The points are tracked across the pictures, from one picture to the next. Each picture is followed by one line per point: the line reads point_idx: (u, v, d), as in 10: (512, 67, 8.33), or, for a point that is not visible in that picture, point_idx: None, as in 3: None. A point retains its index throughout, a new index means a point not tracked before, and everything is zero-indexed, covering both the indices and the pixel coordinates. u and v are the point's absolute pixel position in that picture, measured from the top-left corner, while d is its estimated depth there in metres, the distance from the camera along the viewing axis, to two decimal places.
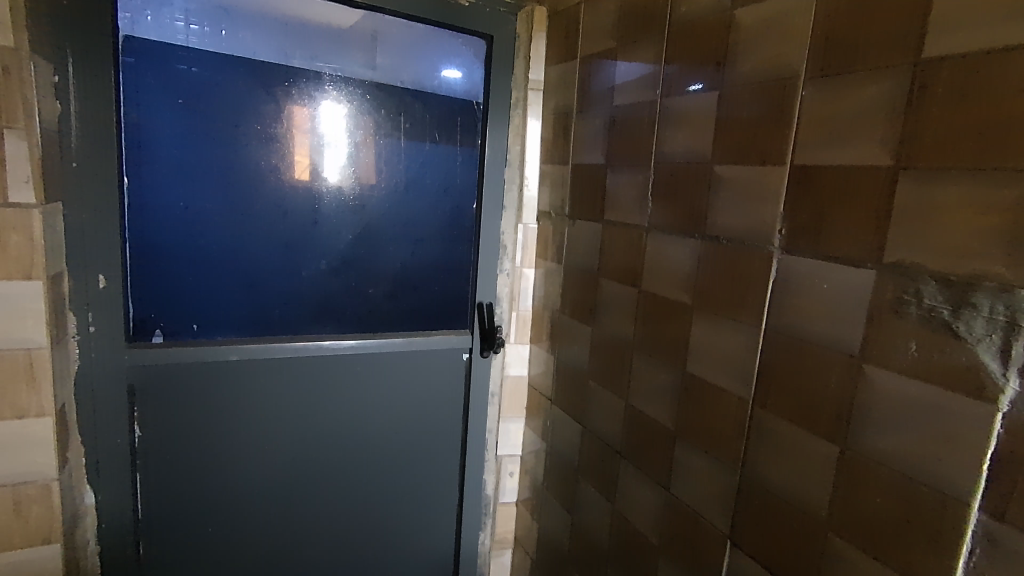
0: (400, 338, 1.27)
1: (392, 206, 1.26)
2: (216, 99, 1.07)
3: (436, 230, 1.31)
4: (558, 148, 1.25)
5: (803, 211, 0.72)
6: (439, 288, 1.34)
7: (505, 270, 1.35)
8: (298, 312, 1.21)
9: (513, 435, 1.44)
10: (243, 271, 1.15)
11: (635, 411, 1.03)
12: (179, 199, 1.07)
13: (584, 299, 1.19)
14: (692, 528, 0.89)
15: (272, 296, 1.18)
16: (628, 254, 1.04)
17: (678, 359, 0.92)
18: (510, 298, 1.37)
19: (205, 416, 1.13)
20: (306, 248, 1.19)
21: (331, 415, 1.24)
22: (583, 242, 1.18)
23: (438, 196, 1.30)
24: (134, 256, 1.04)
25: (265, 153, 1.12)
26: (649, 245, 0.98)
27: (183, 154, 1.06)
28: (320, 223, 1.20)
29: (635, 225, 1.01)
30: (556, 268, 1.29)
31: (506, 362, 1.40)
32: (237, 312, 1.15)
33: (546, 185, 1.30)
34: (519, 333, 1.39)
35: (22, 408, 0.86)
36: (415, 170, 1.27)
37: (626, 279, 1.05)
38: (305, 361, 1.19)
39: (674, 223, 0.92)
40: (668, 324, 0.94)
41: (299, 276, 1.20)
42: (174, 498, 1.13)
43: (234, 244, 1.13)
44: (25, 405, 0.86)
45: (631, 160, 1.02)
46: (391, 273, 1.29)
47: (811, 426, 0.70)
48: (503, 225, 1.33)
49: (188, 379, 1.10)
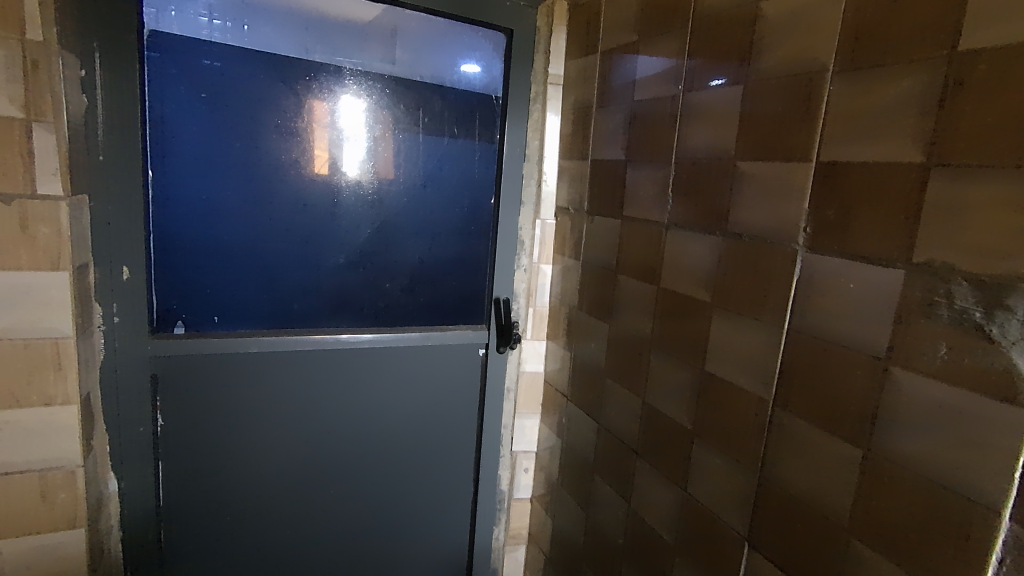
0: (416, 332, 1.28)
1: (410, 200, 1.26)
2: (237, 94, 1.08)
3: (453, 224, 1.31)
4: (578, 143, 1.24)
5: (829, 208, 0.70)
6: (456, 283, 1.34)
7: (522, 265, 1.35)
8: (316, 305, 1.22)
9: (528, 431, 1.44)
10: (263, 264, 1.16)
11: (652, 409, 1.02)
12: (201, 192, 1.08)
13: (602, 295, 1.18)
14: (708, 529, 0.88)
15: (291, 288, 1.19)
16: (647, 251, 1.03)
17: (697, 358, 0.91)
18: (527, 294, 1.37)
19: (225, 408, 1.14)
20: (325, 240, 1.20)
21: (349, 408, 1.25)
22: (602, 239, 1.17)
23: (456, 191, 1.30)
24: (157, 248, 1.06)
25: (285, 146, 1.13)
26: (668, 242, 0.97)
27: (206, 149, 1.07)
28: (339, 216, 1.20)
29: (654, 221, 1.00)
30: (574, 265, 1.28)
31: (522, 358, 1.40)
32: (258, 304, 1.16)
33: (565, 180, 1.29)
34: (536, 329, 1.39)
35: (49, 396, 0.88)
36: (434, 165, 1.27)
37: (645, 277, 1.04)
38: (323, 354, 1.20)
39: (694, 220, 0.91)
40: (687, 322, 0.93)
41: (318, 268, 1.21)
42: (194, 487, 1.15)
43: (255, 237, 1.14)
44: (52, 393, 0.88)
45: (651, 156, 1.01)
46: (409, 267, 1.29)
47: (834, 428, 0.69)
48: (521, 221, 1.33)
49: (209, 370, 1.11)
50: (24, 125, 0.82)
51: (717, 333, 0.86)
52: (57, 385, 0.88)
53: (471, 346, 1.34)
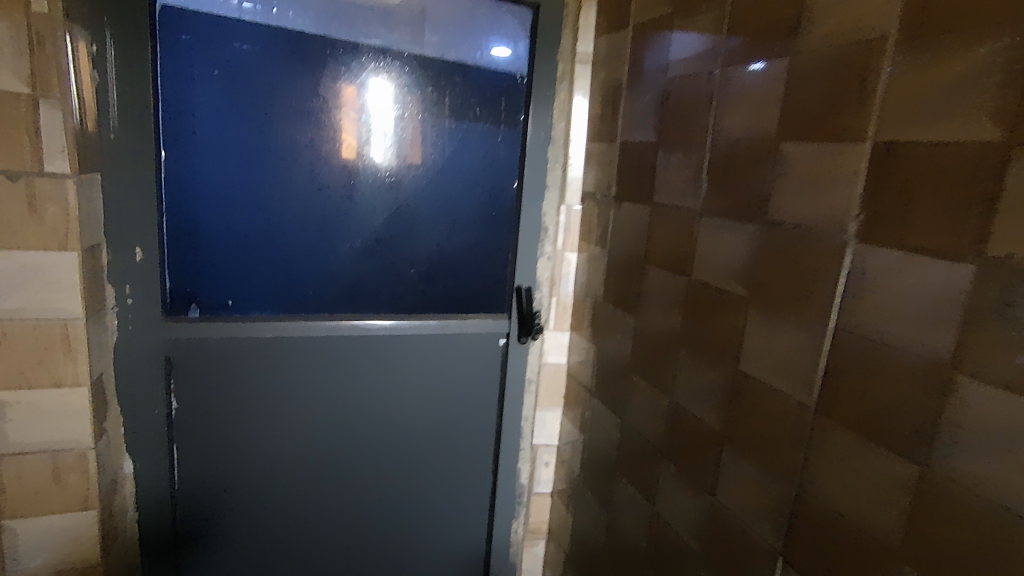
0: (434, 321, 1.24)
1: (429, 184, 1.21)
2: (252, 73, 1.05)
3: (474, 210, 1.26)
4: (606, 125, 1.17)
5: (885, 195, 0.62)
6: (476, 271, 1.29)
7: (546, 253, 1.29)
8: (331, 291, 1.19)
9: (549, 425, 1.39)
10: (278, 248, 1.13)
11: (679, 409, 0.96)
12: (214, 174, 1.05)
13: (629, 286, 1.11)
14: (737, 540, 0.82)
15: (307, 274, 1.16)
16: (677, 240, 0.96)
17: (729, 356, 0.84)
18: (550, 283, 1.31)
19: (239, 393, 1.13)
20: (341, 225, 1.17)
21: (365, 397, 1.22)
22: (630, 227, 1.10)
23: (478, 175, 1.25)
24: (170, 230, 1.04)
25: (300, 128, 1.10)
26: (701, 232, 0.90)
27: (220, 130, 1.05)
28: (356, 200, 1.16)
29: (686, 208, 0.93)
30: (600, 253, 1.22)
31: (544, 350, 1.34)
32: (272, 289, 1.14)
33: (592, 165, 1.23)
34: (559, 319, 1.33)
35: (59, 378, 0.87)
36: (454, 148, 1.22)
37: (675, 267, 0.97)
38: (338, 341, 1.17)
39: (730, 207, 0.84)
40: (719, 318, 0.86)
41: (335, 253, 1.17)
42: (208, 472, 1.14)
43: (270, 221, 1.11)
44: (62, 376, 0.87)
45: (683, 138, 0.94)
46: (427, 254, 1.25)
47: (885, 441, 0.62)
48: (545, 207, 1.27)
49: (222, 355, 1.10)
50: (31, 101, 0.80)
51: (753, 330, 0.79)
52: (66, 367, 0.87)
53: (490, 336, 1.30)
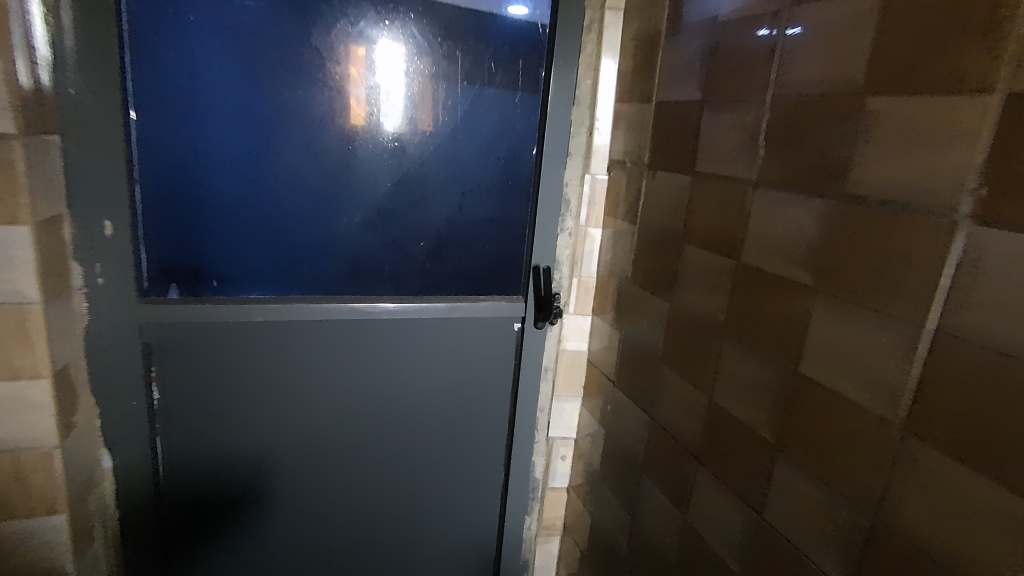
0: (442, 303, 1.12)
1: (437, 150, 1.08)
2: (231, 22, 0.91)
3: (487, 179, 1.13)
4: (640, 83, 1.02)
5: (1016, 163, 0.48)
6: (489, 247, 1.16)
7: (567, 229, 1.16)
8: (329, 270, 1.07)
9: (567, 416, 1.28)
10: (267, 223, 1.01)
11: (719, 410, 0.83)
12: (194, 136, 0.93)
13: (662, 268, 0.98)
14: (788, 567, 0.71)
15: (300, 251, 1.04)
16: (721, 215, 0.82)
17: (785, 355, 0.71)
18: (571, 262, 1.18)
19: (227, 382, 1.02)
20: (337, 196, 1.04)
21: (367, 385, 1.12)
22: (665, 200, 0.96)
23: (492, 141, 1.11)
24: (146, 201, 0.92)
25: (287, 85, 0.96)
26: (754, 207, 0.76)
27: (195, 88, 0.92)
28: (352, 168, 1.04)
29: (735, 179, 0.79)
30: (629, 230, 1.08)
31: (563, 336, 1.23)
32: (262, 268, 1.03)
33: (621, 129, 1.09)
34: (580, 302, 1.21)
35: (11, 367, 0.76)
36: (463, 109, 1.07)
37: (719, 248, 0.83)
38: (337, 325, 1.06)
39: (792, 177, 0.70)
40: (773, 309, 0.73)
41: (330, 227, 1.05)
42: (195, 466, 1.05)
43: (257, 193, 0.99)
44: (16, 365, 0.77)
45: (734, 94, 0.79)
46: (434, 229, 1.12)
47: (1002, 475, 0.49)
48: (567, 175, 1.12)
49: (208, 340, 0.99)
50: None
51: (822, 325, 0.66)
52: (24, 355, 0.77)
53: (504, 320, 1.18)
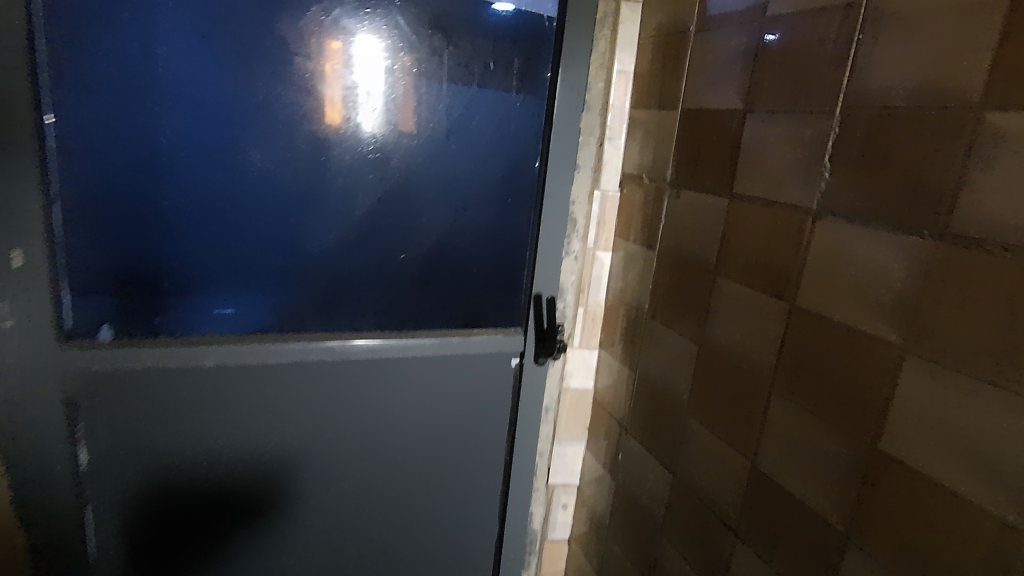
0: (431, 338, 0.97)
1: (426, 161, 0.93)
2: (174, 11, 0.75)
3: (483, 196, 0.98)
4: (660, 87, 0.90)
5: None
6: (483, 273, 1.01)
7: (572, 252, 1.01)
8: (298, 300, 0.91)
9: (569, 460, 1.15)
10: (224, 248, 0.85)
11: (764, 478, 0.70)
12: (130, 142, 0.77)
13: (688, 302, 0.84)
14: None
15: (263, 280, 0.88)
16: (767, 248, 0.69)
17: (859, 427, 0.58)
18: (577, 289, 1.04)
19: (175, 434, 0.86)
20: (309, 215, 0.89)
21: (344, 435, 0.96)
22: (692, 224, 0.83)
23: (488, 151, 0.96)
24: (69, 220, 0.76)
25: (247, 84, 0.81)
26: (816, 241, 0.62)
27: (133, 87, 0.76)
28: (326, 181, 0.88)
29: (790, 206, 0.65)
30: (645, 256, 0.94)
31: (566, 372, 1.09)
32: (217, 300, 0.86)
33: (637, 139, 0.96)
34: (586, 333, 1.07)
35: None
36: (455, 113, 0.93)
37: (765, 285, 0.69)
38: (308, 366, 0.91)
39: (872, 209, 0.56)
40: (842, 368, 0.59)
41: (300, 251, 0.89)
42: (134, 537, 0.88)
43: (212, 212, 0.83)
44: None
45: (788, 102, 0.66)
46: (421, 252, 0.97)
47: None
48: (574, 190, 0.98)
49: (148, 389, 0.83)
50: None
51: (916, 395, 0.53)
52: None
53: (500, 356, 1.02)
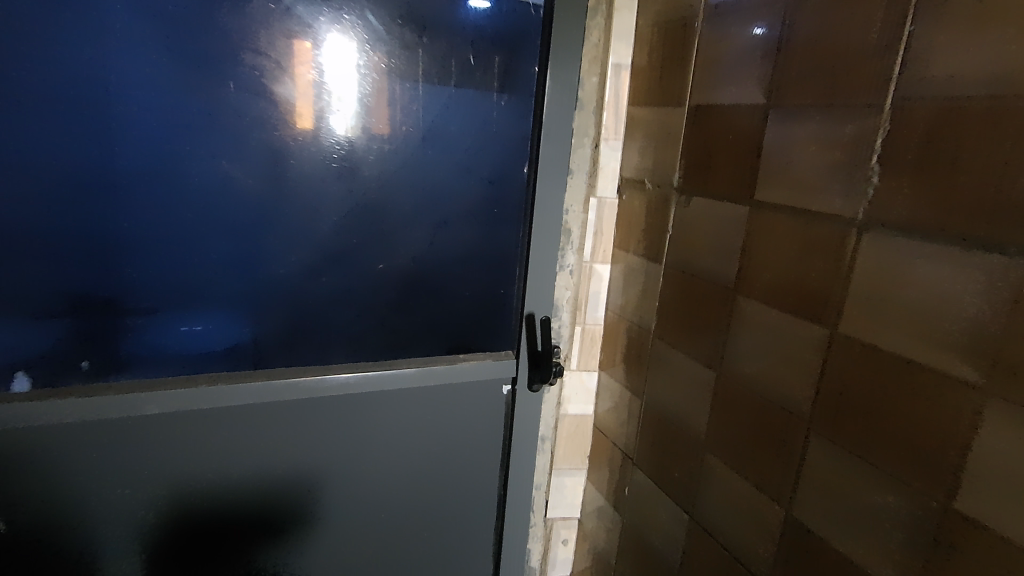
0: (411, 368, 0.84)
1: (399, 172, 0.85)
2: (108, 10, 0.68)
3: (463, 210, 0.89)
4: (662, 82, 0.80)
5: None
6: (467, 293, 0.93)
7: (568, 266, 0.90)
8: (262, 328, 0.84)
9: (569, 492, 1.05)
10: (176, 270, 0.78)
11: (804, 530, 0.60)
12: (69, 159, 0.70)
13: (703, 324, 0.74)
14: None
15: (222, 302, 0.81)
16: (800, 265, 0.60)
17: (927, 479, 0.49)
18: (573, 307, 0.94)
19: (114, 495, 0.74)
20: (269, 231, 0.81)
21: (316, 483, 0.84)
22: (706, 235, 0.73)
23: (466, 162, 0.87)
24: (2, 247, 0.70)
25: (194, 91, 0.73)
26: (862, 258, 0.53)
27: (63, 95, 0.68)
28: (287, 194, 0.81)
29: (827, 217, 0.56)
30: (650, 270, 0.84)
31: (563, 398, 0.99)
32: (170, 325, 0.79)
33: (636, 140, 0.86)
34: (584, 355, 0.97)
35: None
36: (431, 116, 0.83)
37: (800, 308, 0.60)
38: (270, 408, 0.78)
39: (937, 223, 0.47)
40: (902, 411, 0.50)
41: (261, 270, 0.82)
42: None
43: (160, 230, 0.76)
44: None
45: (823, 96, 0.56)
46: (397, 271, 0.89)
47: None
48: (568, 199, 0.87)
49: (77, 446, 0.71)
50: None
51: (1004, 450, 0.44)
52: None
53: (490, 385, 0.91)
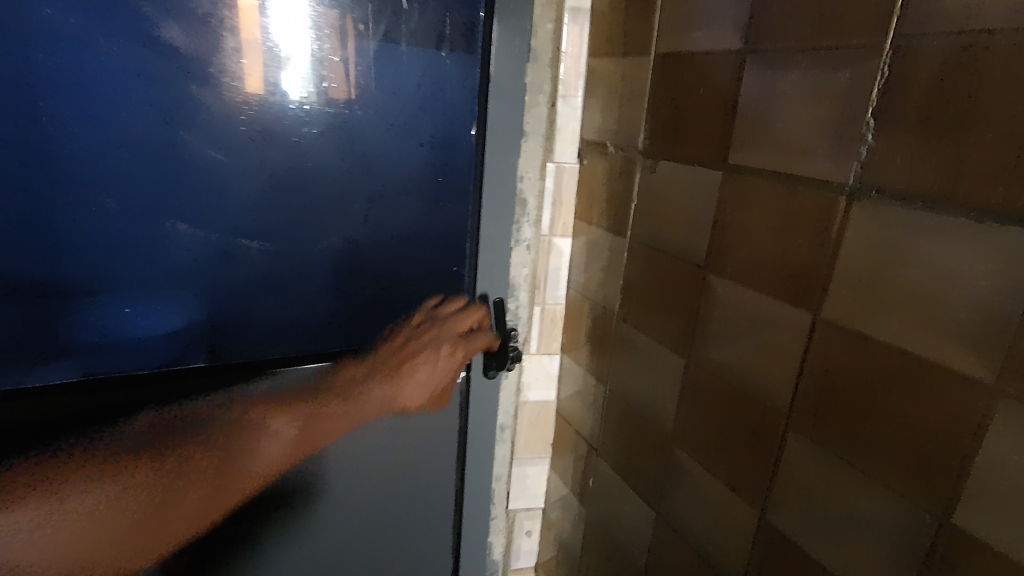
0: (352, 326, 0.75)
1: (330, 137, 0.69)
2: None
3: (409, 181, 0.75)
4: (626, 28, 0.70)
5: None
6: (418, 279, 0.79)
7: (523, 241, 0.82)
8: (171, 336, 0.67)
9: (532, 482, 0.98)
10: (62, 260, 0.60)
11: (782, 538, 0.54)
12: None
13: (671, 305, 0.66)
14: None
15: (127, 300, 0.63)
16: (780, 240, 0.51)
17: (922, 488, 0.42)
18: (531, 285, 0.85)
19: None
20: (184, 208, 0.64)
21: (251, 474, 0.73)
22: (675, 205, 0.64)
23: (413, 122, 0.73)
24: None
25: (62, 24, 0.55)
26: (852, 231, 0.45)
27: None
28: (205, 158, 0.64)
29: (811, 183, 0.48)
30: (615, 244, 0.76)
31: (522, 383, 0.91)
32: (58, 334, 0.61)
33: (597, 97, 0.76)
34: (545, 337, 0.89)
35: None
36: (360, 68, 0.69)
37: (781, 289, 0.52)
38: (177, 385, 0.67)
39: (945, 188, 0.39)
40: (897, 410, 0.43)
41: (174, 259, 0.65)
42: None
43: (35, 213, 0.58)
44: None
45: (808, 37, 0.47)
46: (332, 256, 0.74)
47: None
48: (523, 165, 0.78)
49: None
50: None
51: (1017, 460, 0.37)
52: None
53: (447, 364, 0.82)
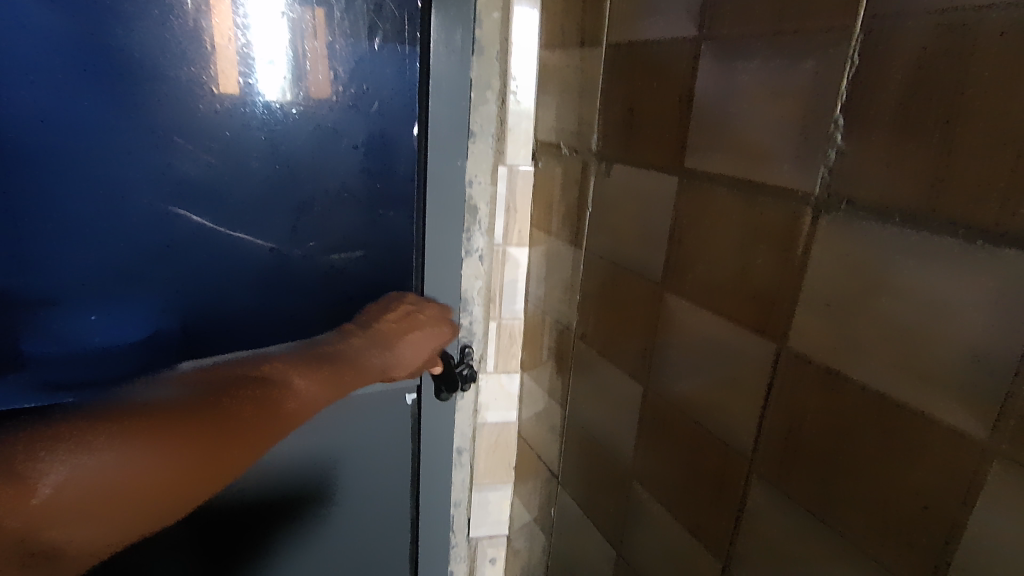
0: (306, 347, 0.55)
1: (257, 142, 0.63)
2: None
3: (343, 187, 0.68)
4: (579, 15, 0.62)
5: None
6: (353, 294, 0.73)
7: (476, 251, 0.75)
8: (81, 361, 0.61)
9: (494, 508, 0.91)
10: None
11: None
12: None
13: (629, 325, 0.59)
14: None
15: (89, 307, 0.61)
16: (740, 257, 0.45)
17: (904, 561, 0.35)
18: (484, 299, 0.78)
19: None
20: (142, 208, 0.60)
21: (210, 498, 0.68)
22: (631, 214, 0.57)
23: (351, 121, 0.66)
24: None
25: None
26: (818, 249, 0.38)
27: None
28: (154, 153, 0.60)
29: (770, 192, 0.41)
30: (571, 255, 0.69)
31: (479, 405, 0.84)
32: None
33: (551, 92, 0.69)
34: (503, 355, 0.82)
35: (54, 505, 0.32)
36: (304, 66, 0.63)
37: (742, 314, 0.45)
38: None
39: (927, 202, 0.32)
40: (873, 463, 0.36)
41: (76, 275, 0.60)
42: None
43: None
44: (60, 499, 0.32)
45: (768, 21, 0.40)
46: (257, 271, 0.68)
47: None
48: (471, 168, 0.71)
49: None
50: None
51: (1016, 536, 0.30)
52: (57, 476, 0.32)
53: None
